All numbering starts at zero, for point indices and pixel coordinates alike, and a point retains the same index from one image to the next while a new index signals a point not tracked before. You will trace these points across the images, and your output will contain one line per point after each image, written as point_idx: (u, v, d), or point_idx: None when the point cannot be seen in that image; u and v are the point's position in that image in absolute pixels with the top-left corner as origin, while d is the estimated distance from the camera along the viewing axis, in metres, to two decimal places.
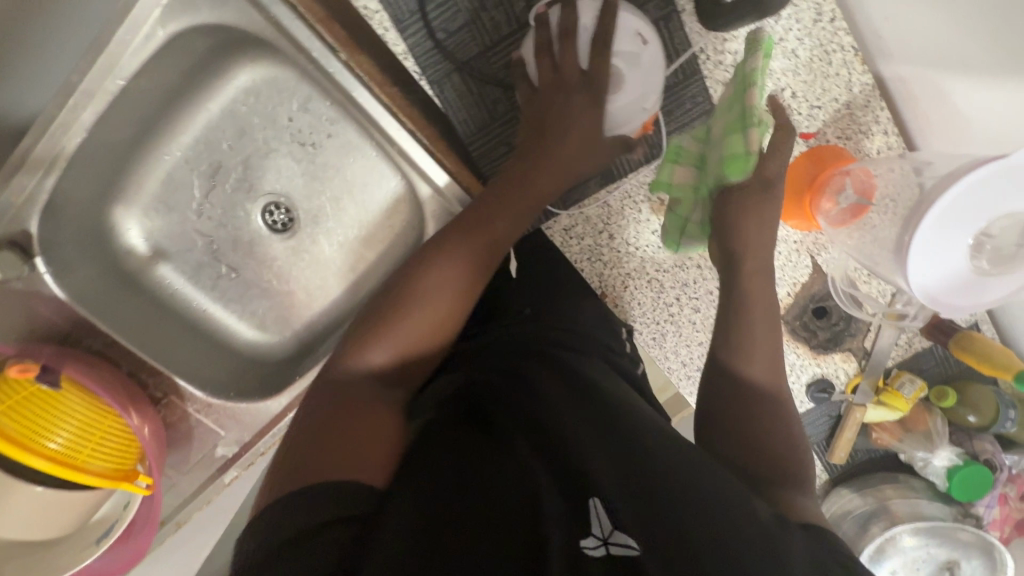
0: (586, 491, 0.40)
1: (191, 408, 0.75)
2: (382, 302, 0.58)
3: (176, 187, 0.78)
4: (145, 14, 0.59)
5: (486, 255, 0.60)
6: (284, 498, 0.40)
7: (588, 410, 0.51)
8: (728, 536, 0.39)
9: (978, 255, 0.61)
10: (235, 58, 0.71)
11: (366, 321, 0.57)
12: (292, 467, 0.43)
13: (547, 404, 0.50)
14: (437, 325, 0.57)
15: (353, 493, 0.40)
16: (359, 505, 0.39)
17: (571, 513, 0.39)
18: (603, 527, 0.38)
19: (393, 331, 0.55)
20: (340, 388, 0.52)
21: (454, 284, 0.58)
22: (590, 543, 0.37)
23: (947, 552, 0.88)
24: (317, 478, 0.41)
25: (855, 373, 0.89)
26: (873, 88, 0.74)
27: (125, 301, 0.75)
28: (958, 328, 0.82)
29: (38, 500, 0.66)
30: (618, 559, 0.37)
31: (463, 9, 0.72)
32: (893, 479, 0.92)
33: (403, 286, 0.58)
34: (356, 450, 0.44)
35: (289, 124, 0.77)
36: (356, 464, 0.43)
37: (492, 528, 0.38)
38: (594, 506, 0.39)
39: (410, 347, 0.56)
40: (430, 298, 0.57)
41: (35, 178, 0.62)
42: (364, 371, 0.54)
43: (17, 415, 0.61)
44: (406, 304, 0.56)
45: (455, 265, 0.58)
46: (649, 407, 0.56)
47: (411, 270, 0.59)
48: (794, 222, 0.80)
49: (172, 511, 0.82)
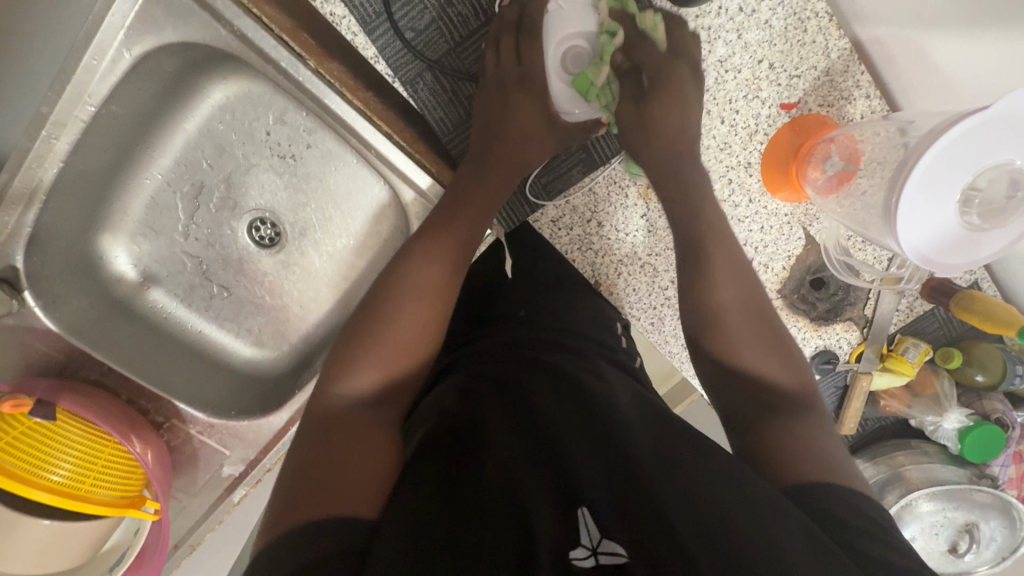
0: (577, 500, 0.42)
1: (194, 430, 0.75)
2: (361, 318, 0.58)
3: (161, 211, 0.78)
4: (110, 38, 0.58)
5: (458, 264, 0.61)
6: (285, 535, 0.40)
7: (581, 409, 0.50)
8: (717, 529, 0.38)
9: (967, 210, 0.60)
10: (208, 75, 0.70)
11: (347, 343, 0.57)
12: (285, 504, 0.44)
13: (538, 408, 0.50)
14: (420, 338, 0.57)
15: (344, 528, 0.41)
16: (353, 539, 0.40)
17: (558, 526, 0.40)
18: (592, 537, 0.39)
19: (374, 349, 0.55)
20: (329, 415, 0.51)
21: (432, 288, 0.59)
22: (580, 554, 0.38)
23: (964, 514, 0.88)
24: (314, 513, 0.42)
25: (858, 343, 0.88)
26: (851, 52, 0.73)
27: (118, 329, 0.74)
28: (958, 288, 0.81)
29: (44, 535, 0.65)
30: (608, 567, 0.38)
31: (429, 6, 0.70)
32: (904, 446, 0.91)
33: (380, 300, 0.58)
34: (346, 481, 0.45)
35: (267, 138, 0.77)
36: (348, 494, 0.44)
37: (481, 541, 0.38)
38: (583, 516, 0.40)
39: (395, 364, 0.56)
40: (407, 304, 0.57)
41: (16, 213, 0.61)
42: (350, 395, 0.53)
43: (13, 452, 0.60)
44: (385, 320, 0.57)
45: (429, 273, 0.59)
46: (641, 394, 0.56)
47: (386, 284, 0.59)
48: (782, 195, 0.79)
49: (184, 534, 0.82)
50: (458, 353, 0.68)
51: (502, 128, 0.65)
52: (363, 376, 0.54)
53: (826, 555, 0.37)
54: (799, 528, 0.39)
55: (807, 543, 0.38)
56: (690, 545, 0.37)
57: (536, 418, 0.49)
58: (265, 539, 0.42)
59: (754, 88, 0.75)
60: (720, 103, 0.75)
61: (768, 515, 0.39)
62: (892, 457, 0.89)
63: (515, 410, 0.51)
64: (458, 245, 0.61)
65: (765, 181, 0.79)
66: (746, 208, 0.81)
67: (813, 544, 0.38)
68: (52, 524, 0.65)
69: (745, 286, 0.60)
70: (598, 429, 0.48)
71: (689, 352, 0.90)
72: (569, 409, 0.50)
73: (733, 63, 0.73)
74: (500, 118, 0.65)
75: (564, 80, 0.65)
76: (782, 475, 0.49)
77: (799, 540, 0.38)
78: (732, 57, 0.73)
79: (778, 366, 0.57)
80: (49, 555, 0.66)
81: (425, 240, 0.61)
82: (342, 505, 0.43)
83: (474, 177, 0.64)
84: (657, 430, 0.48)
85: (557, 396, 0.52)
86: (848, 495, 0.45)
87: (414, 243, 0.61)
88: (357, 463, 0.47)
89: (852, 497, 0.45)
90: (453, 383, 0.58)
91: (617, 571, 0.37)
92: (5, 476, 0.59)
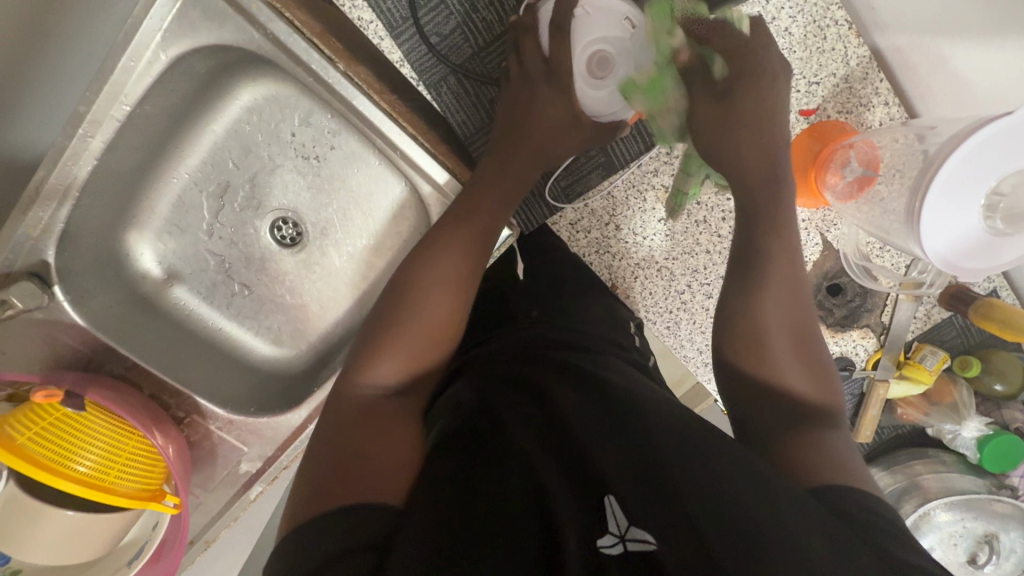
0: (602, 489, 0.41)
1: (214, 426, 0.76)
2: (381, 312, 0.59)
3: (187, 209, 0.79)
4: (148, 40, 0.60)
5: (476, 259, 0.61)
6: (314, 521, 0.41)
7: (599, 403, 0.50)
8: (745, 526, 0.37)
9: (991, 215, 0.60)
10: (238, 78, 0.72)
11: (367, 337, 0.58)
12: (309, 495, 0.44)
13: (558, 404, 0.50)
14: (441, 331, 0.58)
15: (372, 517, 0.41)
16: (377, 531, 0.40)
17: (585, 516, 0.40)
18: (620, 525, 0.39)
19: (394, 344, 0.56)
20: (352, 406, 0.52)
21: (450, 285, 0.59)
22: (607, 541, 0.38)
23: (983, 524, 0.86)
24: (342, 501, 0.42)
25: (876, 349, 0.88)
26: (870, 59, 0.74)
27: (141, 325, 0.76)
28: (977, 296, 0.81)
29: (67, 526, 0.65)
30: (636, 556, 0.37)
31: (454, 11, 0.72)
32: (922, 455, 0.90)
33: (400, 295, 0.59)
34: (371, 470, 0.45)
35: (292, 139, 0.78)
36: (374, 483, 0.44)
37: (506, 538, 0.38)
38: (609, 505, 0.40)
39: (415, 357, 0.57)
40: (427, 300, 0.58)
41: (50, 209, 0.63)
42: (372, 387, 0.54)
43: (44, 441, 0.61)
44: (406, 313, 0.57)
45: (447, 269, 0.59)
46: (662, 393, 0.56)
47: (405, 279, 0.60)
48: (801, 201, 0.79)
49: (200, 531, 0.82)
50: (476, 350, 0.68)
51: (524, 130, 0.66)
52: (385, 369, 0.55)
53: (851, 552, 0.38)
54: (820, 527, 0.39)
55: (835, 541, 0.38)
56: (718, 542, 0.37)
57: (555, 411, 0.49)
58: (288, 529, 0.43)
59: None
60: None
61: (792, 510, 0.39)
62: (910, 466, 0.89)
63: (533, 405, 0.51)
64: (477, 243, 0.62)
65: None
66: None
67: (837, 541, 0.38)
68: (76, 515, 0.65)
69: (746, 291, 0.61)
70: (614, 421, 0.48)
71: (705, 357, 0.91)
72: (587, 404, 0.50)
73: None
74: (522, 120, 0.66)
75: (591, 86, 0.66)
76: (800, 473, 0.49)
77: (819, 536, 0.38)
78: None
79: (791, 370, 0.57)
80: (70, 548, 0.66)
81: (441, 236, 0.61)
82: (368, 494, 0.43)
83: (492, 179, 0.65)
84: (677, 424, 0.48)
85: (575, 391, 0.52)
86: (868, 497, 0.45)
87: (430, 238, 0.62)
88: (379, 452, 0.47)
89: (872, 500, 0.45)
90: (471, 380, 0.59)
91: (645, 560, 0.37)
92: (35, 465, 0.59)
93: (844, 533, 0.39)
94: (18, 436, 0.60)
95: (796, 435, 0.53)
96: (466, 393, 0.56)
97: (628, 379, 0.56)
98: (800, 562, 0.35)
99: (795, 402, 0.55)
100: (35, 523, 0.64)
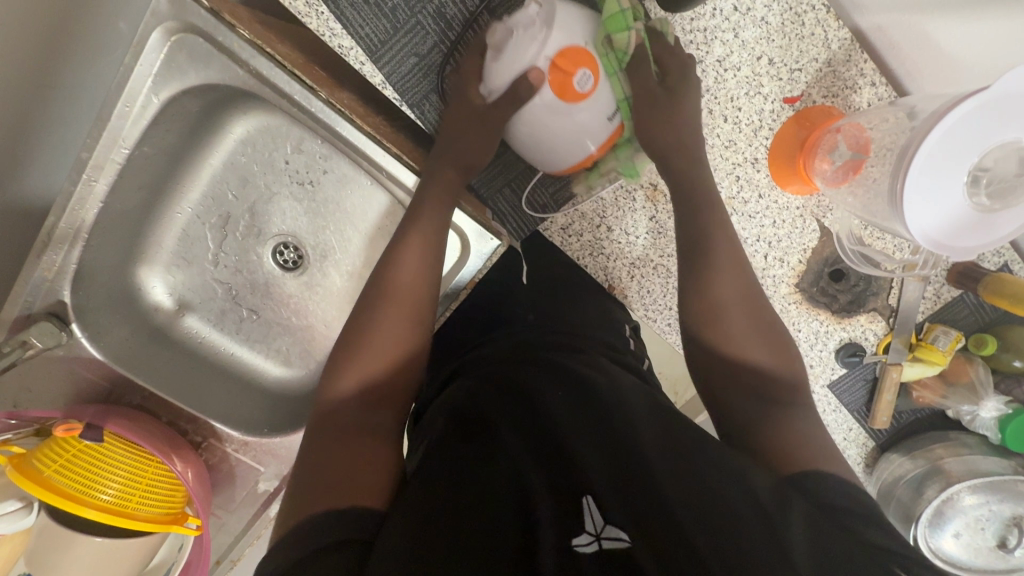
0: (582, 489, 0.44)
1: (230, 448, 0.78)
2: (349, 326, 0.63)
3: (192, 241, 0.82)
4: (140, 85, 0.64)
5: (433, 265, 0.65)
6: (299, 527, 0.44)
7: (586, 402, 0.52)
8: (724, 523, 0.41)
9: (975, 191, 0.59)
10: (230, 112, 0.75)
11: (341, 347, 0.61)
12: (297, 497, 0.48)
13: (545, 407, 0.52)
14: (408, 337, 0.62)
15: (355, 518, 0.44)
16: (361, 532, 0.43)
17: (563, 516, 0.43)
18: (596, 523, 0.42)
19: (360, 356, 0.60)
20: (326, 418, 0.56)
21: (411, 299, 0.63)
22: (583, 540, 0.41)
23: (1011, 507, 0.84)
24: (323, 507, 0.46)
25: (886, 333, 0.86)
26: (852, 41, 0.73)
27: (157, 355, 0.79)
28: (987, 272, 0.79)
29: (96, 553, 0.68)
30: (609, 553, 0.40)
31: (431, 31, 0.73)
32: (944, 438, 0.87)
33: (366, 312, 0.62)
34: (348, 478, 0.48)
35: (286, 166, 0.81)
36: (356, 490, 0.47)
37: (489, 538, 0.41)
38: (587, 503, 0.43)
39: (380, 364, 0.60)
40: (390, 312, 0.62)
41: (62, 251, 0.67)
42: (343, 394, 0.57)
43: (70, 471, 0.64)
44: (371, 327, 0.61)
45: (409, 284, 0.63)
46: (634, 387, 0.57)
47: (371, 296, 0.63)
48: (793, 188, 0.78)
49: (226, 549, 0.85)
50: (468, 355, 0.70)
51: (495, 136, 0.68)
52: (355, 376, 0.58)
53: (823, 533, 0.42)
54: (798, 515, 0.42)
55: (813, 532, 0.42)
56: (704, 548, 0.39)
57: (544, 415, 0.51)
58: (281, 528, 0.46)
59: (756, 84, 0.75)
60: (721, 102, 0.76)
61: (772, 508, 0.42)
62: (930, 450, 0.86)
63: (521, 408, 0.52)
64: (436, 253, 0.66)
65: (772, 175, 0.79)
66: (756, 204, 0.81)
67: (813, 530, 0.42)
68: (105, 541, 0.68)
69: (733, 283, 0.63)
70: (601, 425, 0.50)
71: None
72: (573, 405, 0.52)
73: (732, 61, 0.74)
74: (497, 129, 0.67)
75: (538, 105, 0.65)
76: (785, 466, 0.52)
77: (798, 530, 0.41)
78: (731, 56, 0.74)
79: (763, 354, 0.60)
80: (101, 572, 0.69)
81: (421, 246, 0.65)
82: (350, 499, 0.46)
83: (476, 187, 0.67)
84: (661, 426, 0.50)
85: (562, 393, 0.54)
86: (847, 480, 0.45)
87: (401, 240, 0.65)
88: (355, 459, 0.50)
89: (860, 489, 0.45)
90: (460, 384, 0.60)
91: (620, 555, 0.40)
92: (59, 494, 0.62)
93: (824, 527, 0.42)
94: (43, 469, 0.64)
95: (775, 418, 0.56)
96: (455, 399, 0.57)
97: (617, 380, 0.57)
98: (781, 558, 0.39)
99: (777, 394, 0.58)
100: (67, 551, 0.67)
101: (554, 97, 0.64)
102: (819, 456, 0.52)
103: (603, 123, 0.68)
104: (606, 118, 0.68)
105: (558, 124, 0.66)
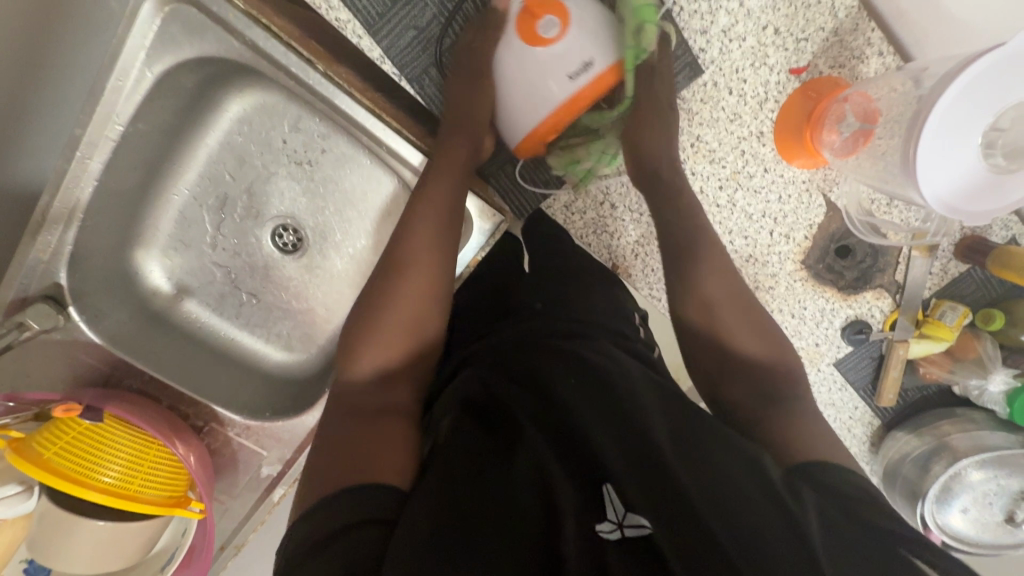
0: (601, 477, 0.45)
1: (233, 432, 0.78)
2: (359, 313, 0.63)
3: (189, 224, 0.81)
4: (133, 58, 0.63)
5: (438, 253, 0.64)
6: (318, 508, 0.44)
7: (600, 393, 0.51)
8: (741, 512, 0.41)
9: (989, 152, 0.60)
10: (226, 89, 0.74)
11: (354, 331, 0.62)
12: (317, 483, 0.47)
13: (563, 400, 0.50)
14: (420, 320, 0.62)
15: (374, 496, 0.44)
16: (377, 510, 0.43)
17: (583, 501, 0.43)
18: (617, 512, 0.42)
19: (375, 341, 0.60)
20: (345, 400, 0.56)
21: (419, 288, 0.62)
22: (606, 527, 0.42)
23: (1019, 481, 0.85)
24: (339, 487, 0.45)
25: (892, 310, 0.85)
26: (859, 10, 0.71)
27: (158, 340, 0.78)
28: (993, 245, 0.78)
29: (94, 538, 0.67)
30: (633, 540, 0.41)
31: (431, 3, 0.72)
32: (950, 415, 0.87)
33: (375, 298, 0.62)
34: (365, 459, 0.48)
35: (284, 146, 0.80)
36: (377, 467, 0.47)
37: (514, 524, 0.41)
38: (607, 493, 0.43)
39: (400, 345, 0.60)
40: (402, 298, 0.61)
41: (58, 232, 0.66)
42: (362, 380, 0.58)
43: (69, 455, 0.63)
44: (381, 306, 0.61)
45: (420, 273, 0.62)
46: (646, 372, 0.57)
47: (384, 282, 0.62)
48: (799, 161, 0.77)
49: (229, 535, 0.84)
50: (475, 343, 0.68)
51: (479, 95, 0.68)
52: (372, 360, 0.59)
53: None
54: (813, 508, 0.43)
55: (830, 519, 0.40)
56: (725, 538, 0.39)
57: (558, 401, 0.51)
58: (302, 512, 0.46)
59: (761, 55, 0.74)
60: (726, 73, 0.74)
61: None
62: (936, 426, 0.86)
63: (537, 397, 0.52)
64: (438, 231, 0.65)
65: (778, 148, 0.78)
66: (762, 178, 0.80)
67: (826, 522, 0.42)
68: (106, 525, 0.67)
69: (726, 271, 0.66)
70: (614, 412, 0.49)
71: None
72: (588, 391, 0.51)
73: (738, 31, 0.72)
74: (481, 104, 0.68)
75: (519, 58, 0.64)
76: (803, 453, 0.50)
77: (815, 520, 0.42)
78: (736, 26, 0.72)
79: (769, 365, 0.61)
80: (102, 558, 0.68)
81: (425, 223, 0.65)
82: (371, 477, 0.46)
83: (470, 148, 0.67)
84: (676, 417, 0.49)
85: (575, 378, 0.53)
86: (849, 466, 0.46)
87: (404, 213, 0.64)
88: (375, 440, 0.50)
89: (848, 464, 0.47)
90: (468, 373, 0.59)
91: (642, 542, 0.41)
92: (59, 476, 0.61)
93: None
94: (44, 452, 0.63)
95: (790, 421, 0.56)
96: (467, 387, 0.56)
97: (629, 367, 0.56)
98: (802, 544, 0.39)
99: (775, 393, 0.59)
100: (70, 536, 0.66)
101: (523, 44, 0.63)
102: (827, 438, 0.51)
103: (564, 82, 0.62)
104: (566, 76, 0.61)
105: (523, 73, 0.64)
